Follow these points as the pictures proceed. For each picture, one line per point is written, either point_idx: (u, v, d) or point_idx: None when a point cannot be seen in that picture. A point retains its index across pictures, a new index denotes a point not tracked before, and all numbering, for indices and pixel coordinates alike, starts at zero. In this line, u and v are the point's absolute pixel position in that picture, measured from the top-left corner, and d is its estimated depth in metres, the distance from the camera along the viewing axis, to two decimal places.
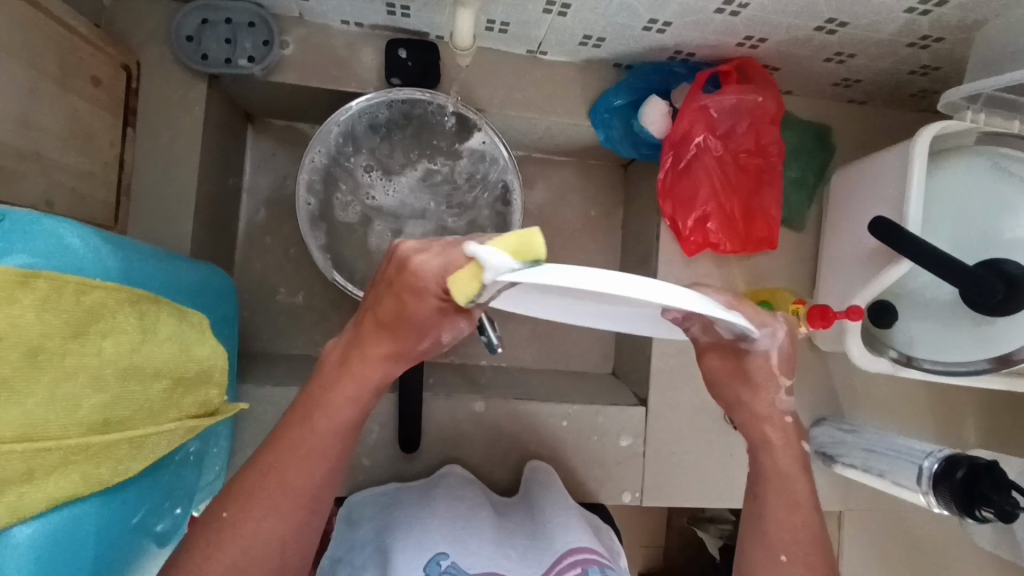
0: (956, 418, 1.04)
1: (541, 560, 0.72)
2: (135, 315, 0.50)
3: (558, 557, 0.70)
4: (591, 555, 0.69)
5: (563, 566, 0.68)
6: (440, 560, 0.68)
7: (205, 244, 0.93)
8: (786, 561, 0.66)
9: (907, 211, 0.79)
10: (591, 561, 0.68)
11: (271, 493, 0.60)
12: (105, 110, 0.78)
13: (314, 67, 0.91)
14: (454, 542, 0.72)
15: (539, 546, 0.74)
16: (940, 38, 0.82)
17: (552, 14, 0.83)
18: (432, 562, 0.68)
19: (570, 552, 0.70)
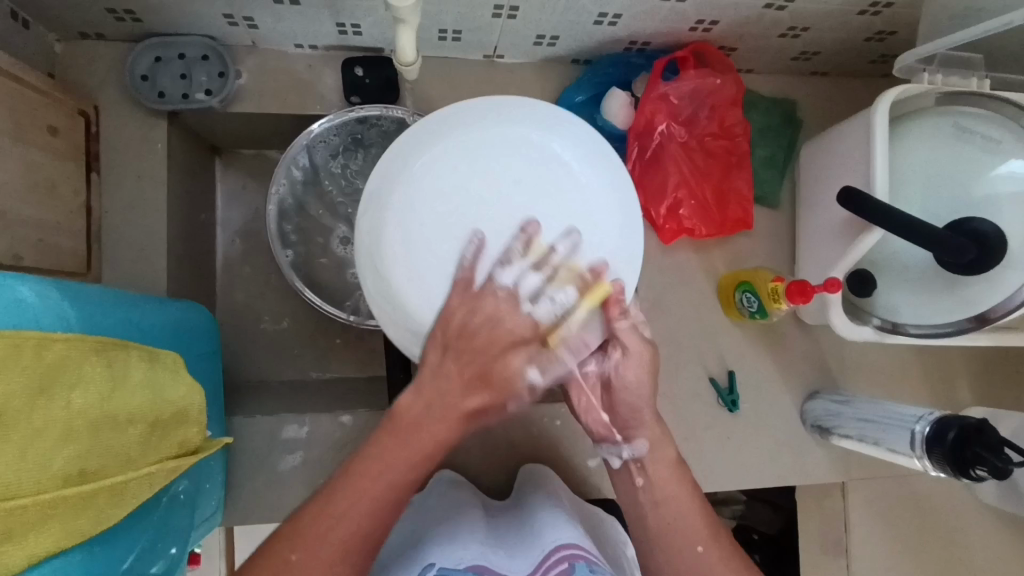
0: (949, 377, 1.05)
1: (529, 559, 0.69)
2: (102, 364, 0.50)
3: (543, 556, 0.67)
4: (578, 551, 0.66)
5: (550, 563, 0.65)
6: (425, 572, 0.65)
7: (183, 281, 0.93)
8: (703, 551, 0.65)
9: (876, 180, 0.79)
10: (575, 555, 0.65)
11: (342, 556, 0.58)
12: (66, 159, 0.78)
13: (272, 93, 0.91)
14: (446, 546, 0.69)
15: (527, 547, 0.72)
16: (890, 3, 0.82)
17: (502, 18, 0.83)
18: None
19: (554, 550, 0.67)
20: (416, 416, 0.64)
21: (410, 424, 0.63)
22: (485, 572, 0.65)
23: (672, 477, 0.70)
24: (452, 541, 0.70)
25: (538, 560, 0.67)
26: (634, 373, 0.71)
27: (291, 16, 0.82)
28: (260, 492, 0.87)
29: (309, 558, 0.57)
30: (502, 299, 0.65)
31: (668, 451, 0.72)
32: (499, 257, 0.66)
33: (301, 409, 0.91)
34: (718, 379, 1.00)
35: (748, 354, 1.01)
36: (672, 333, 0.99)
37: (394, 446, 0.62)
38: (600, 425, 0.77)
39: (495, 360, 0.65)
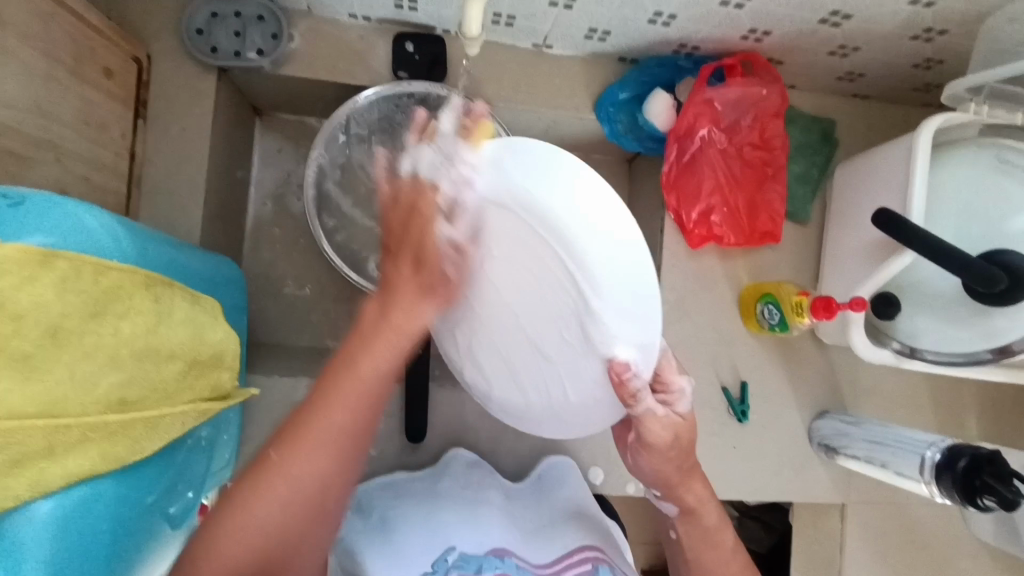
0: (958, 410, 1.06)
1: (549, 549, 0.82)
2: (150, 298, 0.50)
3: (567, 549, 0.82)
4: (596, 554, 0.80)
5: (570, 562, 0.79)
6: (447, 556, 0.76)
7: (215, 236, 0.94)
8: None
9: (912, 203, 0.80)
10: (599, 560, 0.79)
11: (316, 452, 0.58)
12: (117, 101, 0.79)
13: (321, 59, 0.92)
14: (471, 528, 0.81)
15: (547, 539, 0.84)
16: (943, 31, 0.82)
17: (558, 7, 0.84)
18: (440, 557, 0.76)
19: (575, 550, 0.81)
20: (375, 330, 0.61)
21: (368, 369, 0.60)
22: (509, 555, 0.79)
23: (712, 525, 0.75)
24: (479, 527, 0.82)
25: (561, 553, 0.81)
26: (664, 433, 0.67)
27: None
28: None
29: (302, 470, 0.58)
30: (457, 227, 0.64)
31: (703, 517, 0.75)
32: (431, 171, 0.65)
33: (318, 374, 0.92)
34: (731, 388, 1.00)
35: (762, 367, 1.02)
36: (690, 338, 1.00)
37: (338, 380, 0.59)
38: (640, 486, 0.77)
39: (424, 244, 0.63)
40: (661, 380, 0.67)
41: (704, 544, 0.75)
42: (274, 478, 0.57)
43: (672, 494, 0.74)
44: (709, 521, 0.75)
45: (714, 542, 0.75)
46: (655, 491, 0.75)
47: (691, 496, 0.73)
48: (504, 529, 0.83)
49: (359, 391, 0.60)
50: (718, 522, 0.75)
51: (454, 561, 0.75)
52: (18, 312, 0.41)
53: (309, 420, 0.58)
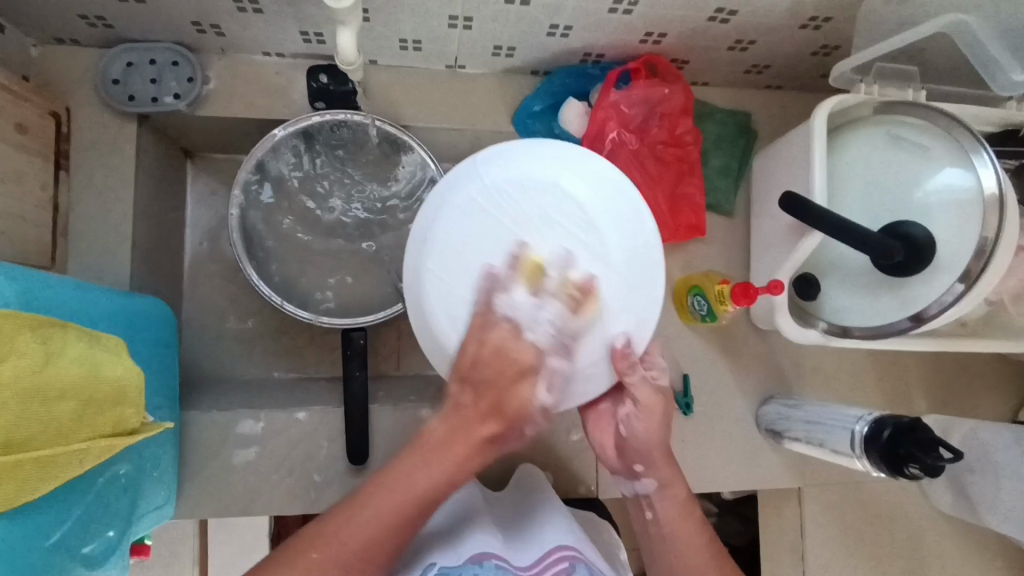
0: (903, 385, 1.07)
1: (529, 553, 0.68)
2: (36, 339, 0.52)
3: (544, 551, 0.67)
4: (573, 552, 0.66)
5: (549, 561, 0.65)
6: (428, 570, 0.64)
7: (148, 277, 0.95)
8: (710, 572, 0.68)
9: (813, 186, 0.82)
10: (574, 556, 0.65)
11: (362, 519, 0.60)
12: (34, 156, 0.82)
13: (240, 98, 0.94)
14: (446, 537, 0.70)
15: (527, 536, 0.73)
16: (829, 18, 0.85)
17: (458, 28, 0.87)
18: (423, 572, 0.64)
19: (551, 549, 0.66)
20: (432, 455, 0.62)
21: (401, 483, 0.61)
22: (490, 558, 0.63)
23: (681, 513, 0.71)
24: (456, 545, 0.66)
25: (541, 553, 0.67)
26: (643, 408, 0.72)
27: (256, 24, 0.86)
28: (214, 485, 0.88)
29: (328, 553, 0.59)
30: (508, 328, 0.65)
31: (679, 490, 0.72)
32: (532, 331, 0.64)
33: (258, 405, 0.92)
34: (673, 382, 1.01)
35: (702, 358, 1.03)
36: None
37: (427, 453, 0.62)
38: (615, 460, 0.76)
39: (508, 389, 0.63)
40: (646, 362, 0.72)
41: (682, 518, 0.71)
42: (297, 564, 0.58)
43: (648, 465, 0.73)
44: (682, 492, 0.73)
45: (684, 522, 0.71)
46: (633, 467, 0.74)
47: (665, 467, 0.73)
48: (485, 534, 0.68)
49: (397, 501, 0.61)
50: (680, 487, 0.73)
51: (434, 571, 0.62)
52: None
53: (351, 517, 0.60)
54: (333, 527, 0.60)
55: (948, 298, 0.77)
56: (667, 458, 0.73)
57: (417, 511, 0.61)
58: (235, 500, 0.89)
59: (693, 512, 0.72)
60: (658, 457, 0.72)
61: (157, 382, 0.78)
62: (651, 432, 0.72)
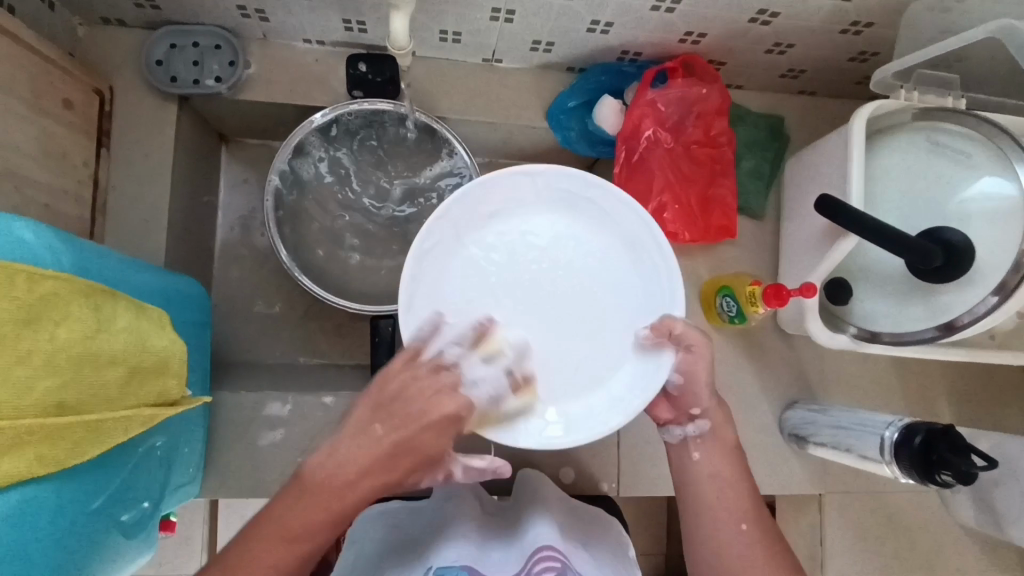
0: (929, 394, 1.06)
1: (514, 558, 0.70)
2: (89, 306, 0.52)
3: (526, 555, 0.69)
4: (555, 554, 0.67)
5: (531, 563, 0.67)
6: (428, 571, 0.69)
7: (181, 258, 0.96)
8: (746, 529, 0.71)
9: (851, 189, 0.82)
10: (555, 555, 0.67)
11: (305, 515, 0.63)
12: (78, 131, 0.83)
13: (278, 83, 0.95)
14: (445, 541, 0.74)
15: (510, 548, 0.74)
16: (870, 23, 0.85)
17: (499, 21, 0.87)
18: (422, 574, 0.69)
19: (535, 550, 0.69)
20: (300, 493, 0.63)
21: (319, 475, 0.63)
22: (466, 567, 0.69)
23: (726, 457, 0.74)
24: (443, 543, 0.74)
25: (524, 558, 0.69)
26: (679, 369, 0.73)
27: (301, 10, 0.87)
28: (238, 465, 0.89)
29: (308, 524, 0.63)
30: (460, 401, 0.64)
31: (729, 434, 0.75)
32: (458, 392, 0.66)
33: (285, 388, 0.93)
34: None
35: (728, 360, 1.02)
36: None
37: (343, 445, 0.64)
38: (668, 408, 0.77)
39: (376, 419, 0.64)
40: (674, 338, 0.72)
41: (725, 459, 0.74)
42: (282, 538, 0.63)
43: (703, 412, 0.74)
44: (729, 437, 0.75)
45: (722, 465, 0.74)
46: (688, 412, 0.75)
47: (717, 418, 0.75)
48: (458, 543, 0.73)
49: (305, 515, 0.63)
50: (731, 439, 0.75)
51: (431, 574, 0.67)
52: None
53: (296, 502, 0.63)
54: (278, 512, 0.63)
55: (980, 309, 0.77)
56: (716, 399, 0.75)
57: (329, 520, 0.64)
58: (259, 481, 0.89)
59: (735, 460, 0.74)
60: (707, 400, 0.74)
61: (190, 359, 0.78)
62: (684, 382, 0.74)
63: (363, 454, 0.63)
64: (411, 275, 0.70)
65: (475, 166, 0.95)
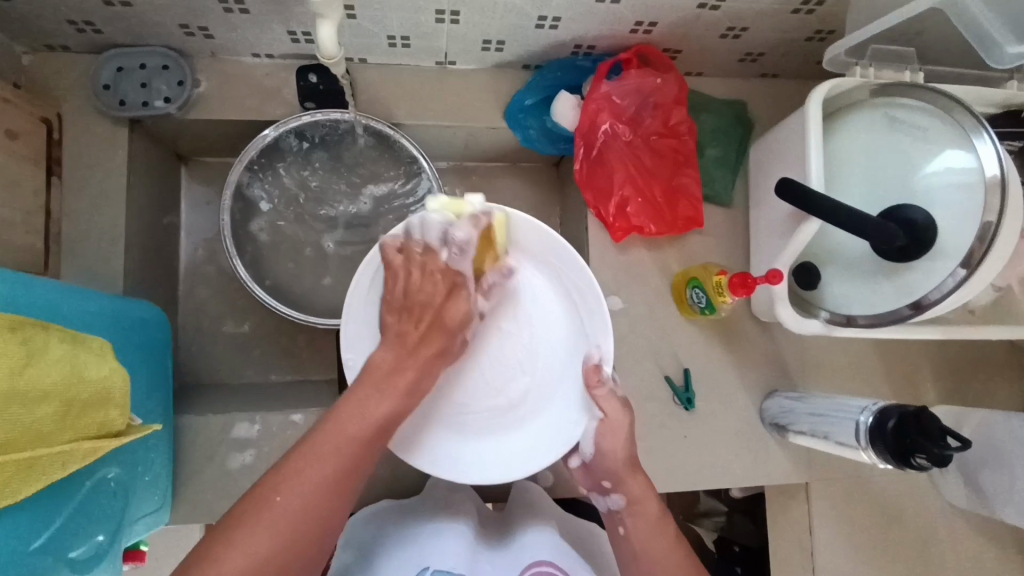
0: (911, 375, 1.04)
1: (505, 565, 0.78)
2: (17, 340, 0.51)
3: (521, 567, 0.77)
4: (549, 568, 0.76)
5: None
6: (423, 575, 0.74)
7: (142, 282, 0.95)
8: None
9: (811, 171, 0.80)
10: (550, 571, 0.75)
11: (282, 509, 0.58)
12: (24, 161, 0.82)
13: (230, 99, 0.94)
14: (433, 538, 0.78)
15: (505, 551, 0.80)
16: (822, 1, 0.84)
17: (446, 23, 0.86)
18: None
19: (529, 564, 0.76)
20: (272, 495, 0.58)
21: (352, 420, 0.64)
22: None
23: (651, 531, 0.74)
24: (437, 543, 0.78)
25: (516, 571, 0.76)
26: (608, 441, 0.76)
27: (245, 25, 0.86)
28: (209, 489, 0.88)
29: (303, 486, 0.59)
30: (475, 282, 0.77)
31: (649, 506, 0.75)
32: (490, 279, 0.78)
33: (254, 408, 0.92)
34: (674, 377, 1.00)
35: (703, 352, 1.01)
36: (628, 331, 0.99)
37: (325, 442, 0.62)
38: (588, 479, 0.80)
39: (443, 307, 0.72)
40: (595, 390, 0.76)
41: (654, 532, 0.74)
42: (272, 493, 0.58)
43: (619, 485, 0.75)
44: (652, 510, 0.75)
45: (655, 540, 0.73)
46: (603, 484, 0.77)
47: (632, 486, 0.75)
48: (456, 539, 0.78)
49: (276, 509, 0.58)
50: (655, 509, 0.75)
51: None
52: None
53: (314, 449, 0.61)
54: (226, 531, 0.56)
55: (950, 283, 0.75)
56: (639, 477, 0.76)
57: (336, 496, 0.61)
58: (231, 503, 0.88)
59: (664, 531, 0.74)
60: (630, 479, 0.75)
61: (148, 386, 0.77)
62: (620, 450, 0.75)
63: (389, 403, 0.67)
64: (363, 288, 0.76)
65: (434, 172, 0.94)
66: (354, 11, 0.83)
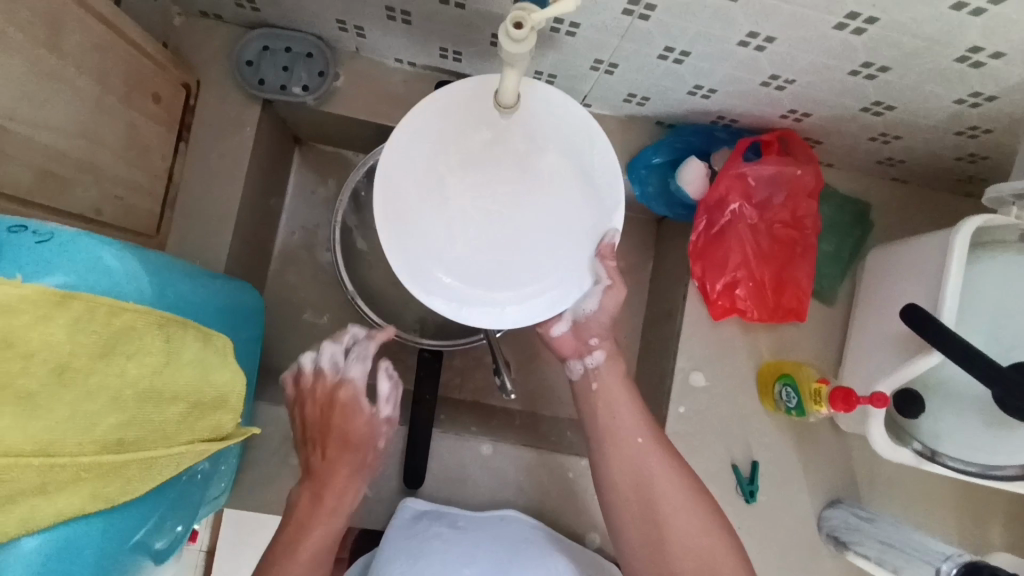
0: (983, 518, 0.99)
1: None
2: (161, 337, 0.51)
3: None
4: None
5: None
6: None
7: (240, 260, 0.95)
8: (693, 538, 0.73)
9: (944, 303, 0.77)
10: None
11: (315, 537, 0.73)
12: (161, 125, 0.82)
13: (363, 99, 0.94)
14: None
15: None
16: (989, 129, 0.80)
17: (599, 72, 0.84)
18: None
19: None
20: (298, 529, 0.73)
21: (332, 496, 0.75)
22: None
23: (663, 461, 0.77)
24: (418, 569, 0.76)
25: None
26: (612, 302, 0.79)
27: (399, 33, 0.85)
28: (266, 480, 0.88)
29: (309, 558, 0.72)
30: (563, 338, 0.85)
31: (620, 365, 0.85)
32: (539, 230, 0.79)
33: None
34: (741, 466, 0.97)
35: (776, 448, 0.98)
36: (705, 410, 0.97)
37: (309, 495, 0.75)
38: (570, 342, 0.85)
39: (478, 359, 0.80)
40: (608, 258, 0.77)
41: (666, 470, 0.77)
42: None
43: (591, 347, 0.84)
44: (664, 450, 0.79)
45: (664, 472, 0.76)
46: (587, 343, 0.84)
47: (610, 398, 0.82)
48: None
49: (316, 545, 0.73)
50: (635, 411, 0.81)
51: None
52: (29, 351, 0.42)
53: (314, 504, 0.75)
54: (300, 540, 0.72)
55: None
56: (620, 374, 0.84)
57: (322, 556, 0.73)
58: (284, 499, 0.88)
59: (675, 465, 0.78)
60: (612, 374, 0.83)
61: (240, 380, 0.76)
62: (619, 372, 0.84)
63: (363, 419, 0.78)
64: (391, 171, 0.73)
65: None
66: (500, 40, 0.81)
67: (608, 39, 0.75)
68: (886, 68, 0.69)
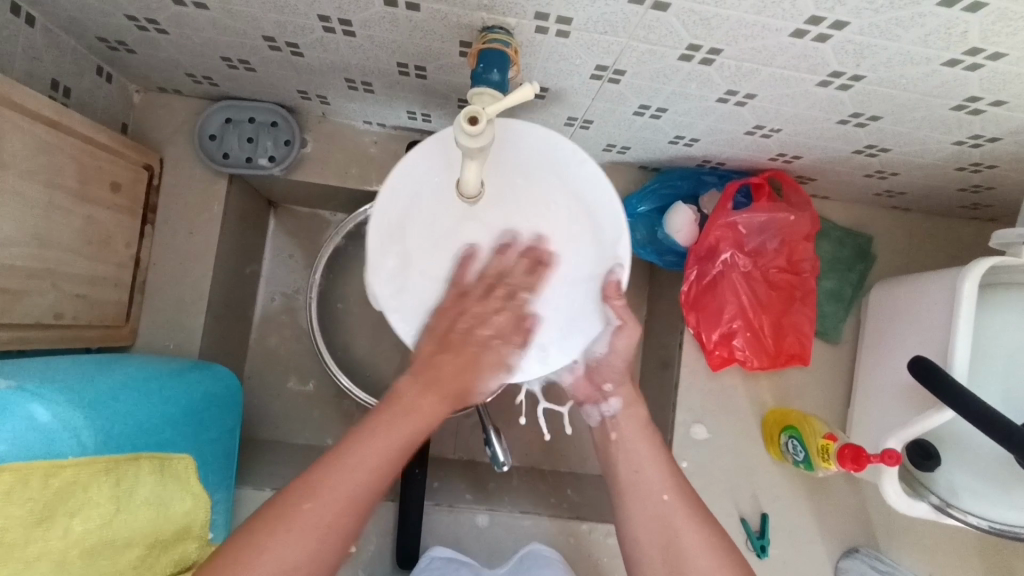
0: (1010, 559, 0.94)
1: None
2: (110, 483, 0.48)
3: None
4: None
5: None
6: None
7: (217, 338, 0.92)
8: None
9: (955, 355, 0.72)
10: None
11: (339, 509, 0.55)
12: (123, 213, 0.79)
13: (334, 165, 0.90)
14: None
15: None
16: (993, 165, 0.75)
17: (574, 127, 0.80)
18: None
19: None
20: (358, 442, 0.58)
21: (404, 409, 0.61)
22: None
23: (699, 534, 0.62)
24: None
25: None
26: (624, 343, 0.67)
27: (364, 100, 0.81)
28: None
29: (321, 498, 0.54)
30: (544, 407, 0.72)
31: (643, 412, 0.71)
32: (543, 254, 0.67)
33: None
34: (750, 519, 0.92)
35: (784, 497, 0.94)
36: (708, 463, 0.93)
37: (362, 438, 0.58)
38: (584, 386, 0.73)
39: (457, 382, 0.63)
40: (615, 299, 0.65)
41: (697, 531, 0.62)
42: (313, 492, 0.54)
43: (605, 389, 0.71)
44: (699, 510, 0.64)
45: (701, 544, 0.62)
46: (603, 387, 0.71)
47: (626, 444, 0.69)
48: None
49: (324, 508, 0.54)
50: (660, 459, 0.67)
51: None
52: None
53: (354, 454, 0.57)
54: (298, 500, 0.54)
55: None
56: (641, 415, 0.71)
57: (347, 513, 0.55)
58: None
59: (707, 530, 0.63)
60: (636, 411, 0.71)
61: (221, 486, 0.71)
62: (641, 415, 0.71)
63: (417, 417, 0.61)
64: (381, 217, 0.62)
65: None
66: (465, 103, 0.76)
67: (580, 100, 0.71)
68: (877, 117, 0.65)
